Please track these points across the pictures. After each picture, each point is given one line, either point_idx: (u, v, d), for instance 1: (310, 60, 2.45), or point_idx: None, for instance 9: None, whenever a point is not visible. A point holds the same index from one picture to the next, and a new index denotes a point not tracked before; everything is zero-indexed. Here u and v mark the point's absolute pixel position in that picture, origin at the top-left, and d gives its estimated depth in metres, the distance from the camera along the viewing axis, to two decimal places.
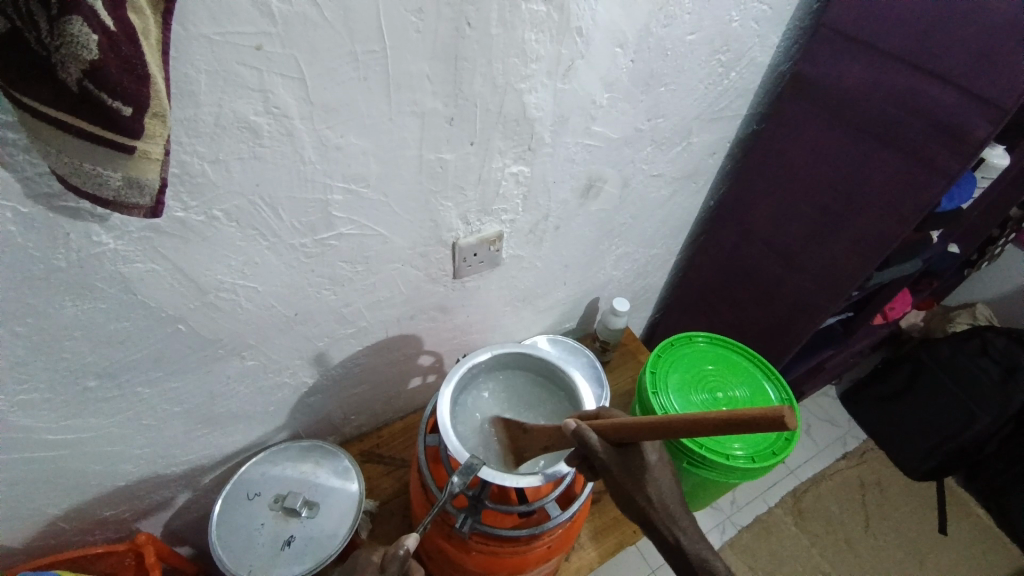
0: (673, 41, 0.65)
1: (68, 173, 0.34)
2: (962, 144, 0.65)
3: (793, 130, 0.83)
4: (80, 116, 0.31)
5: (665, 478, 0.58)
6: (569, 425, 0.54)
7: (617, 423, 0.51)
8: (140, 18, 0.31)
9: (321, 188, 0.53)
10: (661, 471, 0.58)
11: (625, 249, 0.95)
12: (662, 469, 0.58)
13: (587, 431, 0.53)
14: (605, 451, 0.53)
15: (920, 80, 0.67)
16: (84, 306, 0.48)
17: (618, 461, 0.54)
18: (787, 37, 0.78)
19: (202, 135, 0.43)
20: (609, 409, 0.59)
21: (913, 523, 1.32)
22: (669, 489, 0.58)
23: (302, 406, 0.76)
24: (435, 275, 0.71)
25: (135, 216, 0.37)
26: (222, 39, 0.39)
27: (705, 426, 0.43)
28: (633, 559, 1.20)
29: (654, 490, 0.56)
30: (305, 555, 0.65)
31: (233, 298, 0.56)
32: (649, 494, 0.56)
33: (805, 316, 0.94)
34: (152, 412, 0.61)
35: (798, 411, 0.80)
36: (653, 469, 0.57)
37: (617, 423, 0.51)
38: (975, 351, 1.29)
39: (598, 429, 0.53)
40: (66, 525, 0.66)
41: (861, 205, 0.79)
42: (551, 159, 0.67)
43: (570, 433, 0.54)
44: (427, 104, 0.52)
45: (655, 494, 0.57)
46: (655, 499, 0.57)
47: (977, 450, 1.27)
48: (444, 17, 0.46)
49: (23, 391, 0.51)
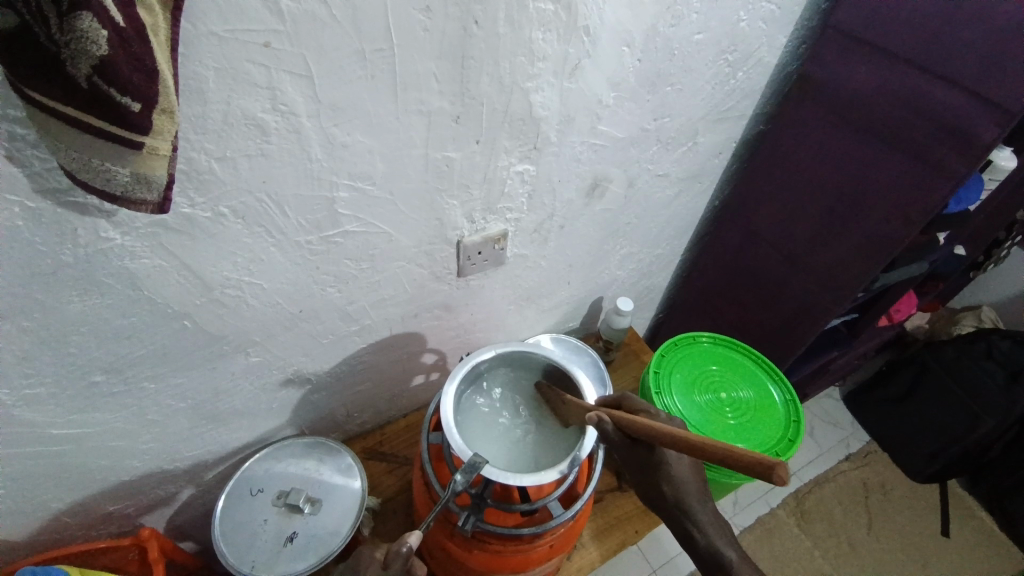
0: (680, 42, 0.65)
1: (77, 168, 0.34)
2: (970, 146, 0.65)
3: (799, 131, 0.83)
4: (91, 111, 0.31)
5: (683, 473, 0.55)
6: (592, 416, 0.55)
7: (636, 422, 0.51)
8: (149, 15, 0.31)
9: (327, 185, 0.53)
10: (680, 464, 0.55)
11: (629, 249, 0.95)
12: (679, 463, 0.55)
13: (607, 421, 0.55)
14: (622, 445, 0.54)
15: (928, 82, 0.67)
16: (91, 302, 0.48)
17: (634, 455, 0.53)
18: (794, 37, 0.78)
19: (209, 132, 0.43)
20: (631, 399, 0.60)
21: (916, 526, 1.32)
22: (689, 488, 0.55)
23: (306, 403, 0.76)
24: (440, 274, 0.71)
25: (143, 212, 0.37)
26: (230, 36, 0.39)
27: (714, 454, 0.41)
28: (634, 559, 1.20)
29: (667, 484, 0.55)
30: (308, 551, 0.65)
31: (238, 295, 0.57)
32: (664, 490, 0.55)
33: (810, 318, 0.93)
34: (157, 407, 0.61)
35: (802, 412, 0.79)
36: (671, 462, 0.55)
37: (636, 422, 0.51)
38: (980, 355, 1.28)
39: (616, 420, 0.54)
40: (71, 519, 0.67)
41: (868, 207, 0.78)
42: (556, 159, 0.67)
43: (592, 423, 0.55)
44: (434, 103, 0.52)
45: (670, 489, 0.55)
46: (671, 496, 0.55)
47: (981, 452, 1.26)
48: (452, 16, 0.46)
49: (29, 386, 0.51)
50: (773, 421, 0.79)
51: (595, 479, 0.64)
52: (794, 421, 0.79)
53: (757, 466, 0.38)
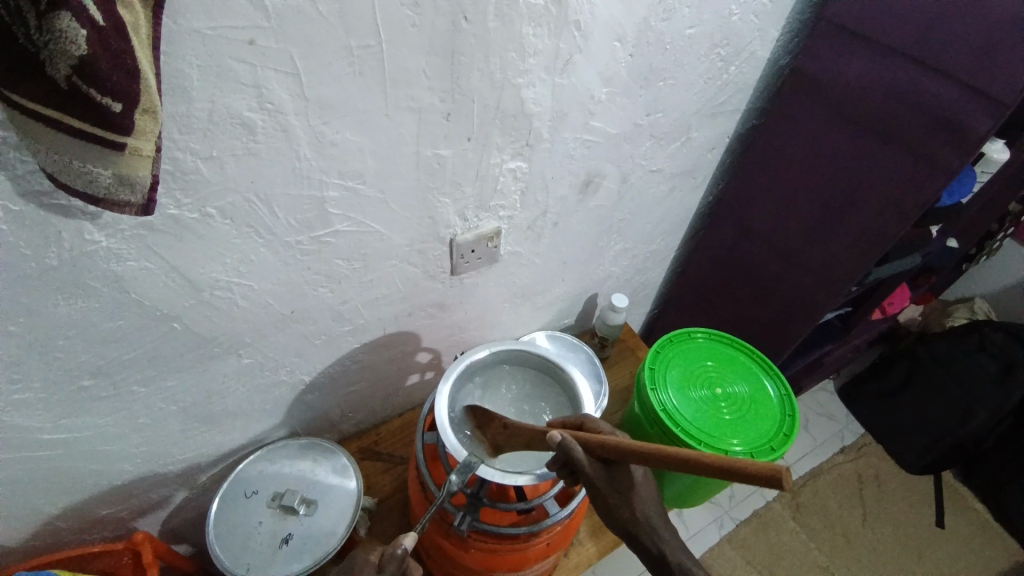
0: (672, 36, 0.65)
1: (58, 171, 0.33)
2: (963, 139, 0.65)
3: (792, 126, 0.83)
4: (71, 113, 0.30)
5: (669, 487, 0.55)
6: (554, 436, 0.52)
7: (605, 441, 0.49)
8: (130, 13, 0.31)
9: (317, 184, 0.52)
10: (646, 486, 0.57)
11: (623, 245, 0.95)
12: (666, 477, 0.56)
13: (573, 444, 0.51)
14: (592, 468, 0.51)
15: (921, 76, 0.67)
16: (79, 305, 0.48)
17: (606, 480, 0.53)
18: (787, 31, 0.78)
19: (195, 131, 0.42)
20: (595, 421, 0.57)
21: (910, 518, 1.33)
22: None
23: (300, 403, 0.76)
24: (433, 272, 0.71)
25: (127, 214, 0.36)
26: (214, 33, 0.38)
27: (698, 467, 0.41)
28: (631, 556, 1.20)
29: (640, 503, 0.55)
30: (303, 552, 0.64)
31: (229, 297, 0.56)
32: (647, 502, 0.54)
33: (805, 312, 0.93)
34: (148, 410, 0.61)
35: (796, 407, 0.80)
36: (639, 485, 0.55)
37: (604, 441, 0.49)
38: (971, 348, 1.30)
39: (585, 443, 0.51)
40: (62, 524, 0.66)
41: (861, 199, 0.78)
42: (549, 155, 0.67)
43: (555, 444, 0.52)
44: (424, 100, 0.51)
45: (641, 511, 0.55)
46: (644, 505, 0.55)
47: (974, 445, 1.29)
48: (441, 12, 0.46)
49: (17, 391, 0.50)
50: (769, 416, 0.79)
51: None
52: (788, 416, 0.79)
53: (762, 476, 0.38)
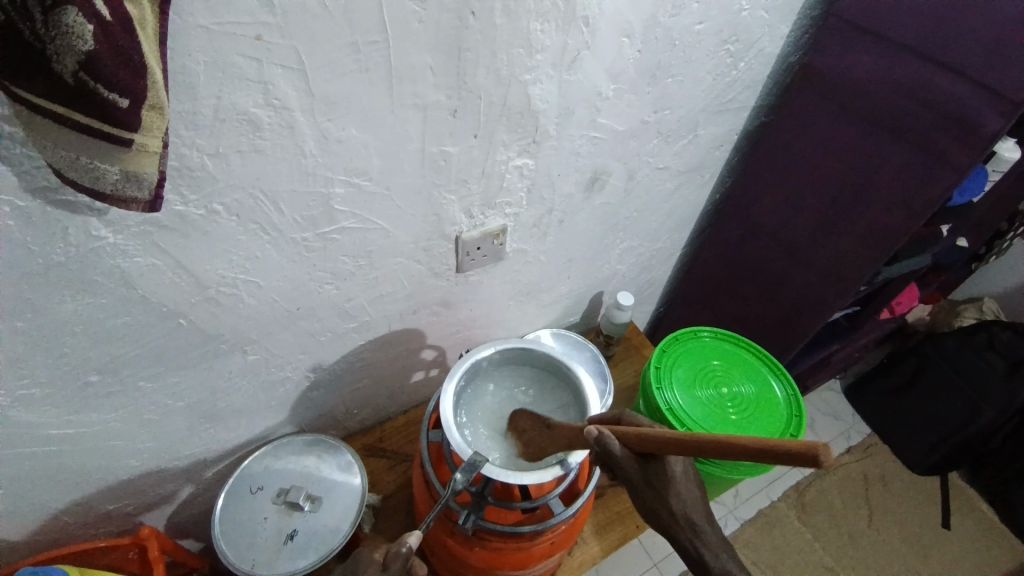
0: (680, 32, 0.64)
1: (65, 167, 0.33)
2: (974, 136, 0.64)
3: (803, 123, 0.82)
4: (77, 109, 0.30)
5: (690, 492, 0.55)
6: (592, 430, 0.53)
7: (643, 434, 0.49)
8: (136, 8, 0.30)
9: (322, 181, 0.52)
10: (685, 484, 0.55)
11: (629, 243, 0.94)
12: (686, 482, 0.55)
13: (610, 438, 0.52)
14: (628, 460, 0.52)
15: (933, 72, 0.66)
16: (85, 301, 0.48)
17: (641, 472, 0.53)
18: (797, 27, 0.77)
19: (201, 127, 0.42)
20: (631, 415, 0.57)
21: (916, 518, 1.32)
22: (694, 500, 0.55)
23: (305, 400, 0.76)
24: (438, 270, 0.70)
25: (133, 210, 0.36)
26: (219, 29, 0.38)
27: (737, 451, 0.41)
28: (635, 554, 1.20)
29: (666, 496, 0.54)
30: (308, 549, 0.64)
31: (234, 293, 0.56)
32: (669, 504, 0.54)
33: (813, 310, 0.93)
34: (154, 406, 0.61)
35: (803, 408, 0.79)
36: (676, 480, 0.54)
37: (642, 434, 0.49)
38: (981, 346, 1.28)
39: (622, 436, 0.51)
40: (69, 519, 0.66)
41: (871, 198, 0.77)
42: (555, 153, 0.66)
43: (592, 439, 0.52)
44: (430, 96, 0.51)
45: (678, 505, 0.54)
46: (671, 509, 0.54)
47: (982, 443, 1.26)
48: (447, 7, 0.45)
49: (24, 386, 0.50)
50: (775, 416, 0.79)
51: (595, 476, 0.64)
52: (796, 416, 0.78)
53: (803, 453, 0.37)
